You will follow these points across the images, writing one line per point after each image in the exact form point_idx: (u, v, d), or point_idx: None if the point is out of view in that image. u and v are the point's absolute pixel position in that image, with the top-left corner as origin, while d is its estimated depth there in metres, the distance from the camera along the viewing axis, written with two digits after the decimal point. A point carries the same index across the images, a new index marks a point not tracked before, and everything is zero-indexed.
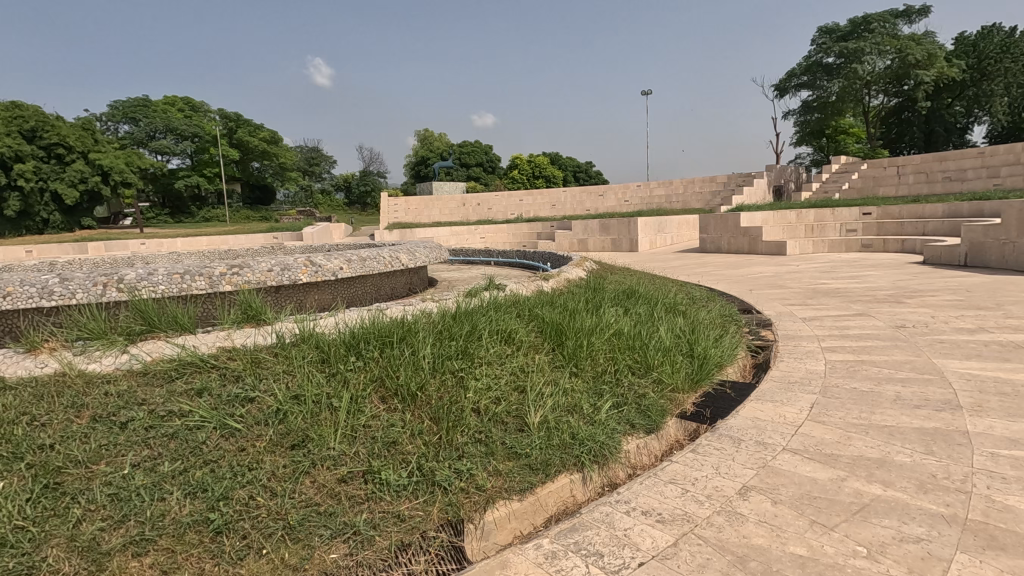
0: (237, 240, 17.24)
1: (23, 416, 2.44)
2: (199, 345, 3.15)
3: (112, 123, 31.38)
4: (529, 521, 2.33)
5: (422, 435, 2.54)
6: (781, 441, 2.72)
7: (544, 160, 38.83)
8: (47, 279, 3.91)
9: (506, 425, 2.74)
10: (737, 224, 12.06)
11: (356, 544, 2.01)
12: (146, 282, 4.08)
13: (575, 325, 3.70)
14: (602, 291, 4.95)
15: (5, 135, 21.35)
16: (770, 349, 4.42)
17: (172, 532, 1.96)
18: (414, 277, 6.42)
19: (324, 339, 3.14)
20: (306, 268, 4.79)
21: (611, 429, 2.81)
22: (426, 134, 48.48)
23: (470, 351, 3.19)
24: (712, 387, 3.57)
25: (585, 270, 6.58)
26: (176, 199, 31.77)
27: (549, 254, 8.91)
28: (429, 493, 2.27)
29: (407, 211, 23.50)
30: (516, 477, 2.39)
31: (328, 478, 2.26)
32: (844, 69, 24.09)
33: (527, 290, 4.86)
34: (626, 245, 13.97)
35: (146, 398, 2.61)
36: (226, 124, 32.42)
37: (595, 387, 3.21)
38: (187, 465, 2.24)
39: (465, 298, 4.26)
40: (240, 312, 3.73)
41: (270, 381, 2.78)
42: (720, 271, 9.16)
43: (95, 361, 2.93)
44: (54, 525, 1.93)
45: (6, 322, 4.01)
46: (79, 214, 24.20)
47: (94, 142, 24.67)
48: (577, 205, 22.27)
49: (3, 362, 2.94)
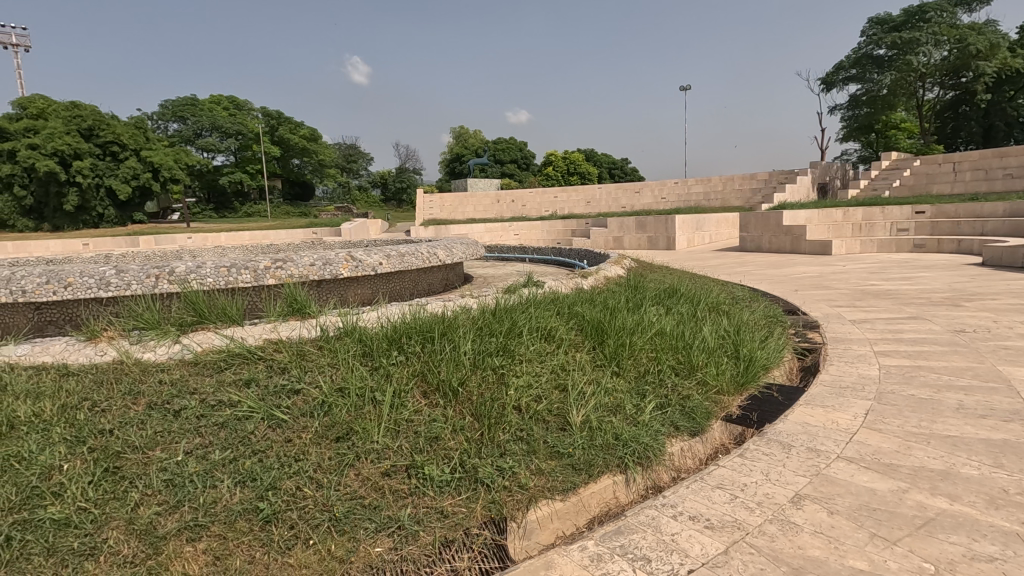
0: (278, 235, 17.71)
1: (84, 401, 2.54)
2: (247, 336, 3.22)
3: (161, 122, 32.66)
4: (572, 522, 2.30)
5: (464, 431, 2.53)
6: (834, 448, 2.61)
7: (578, 156, 38.54)
8: (105, 270, 4.08)
9: (548, 424, 2.70)
10: (780, 223, 11.71)
11: (400, 538, 2.02)
12: (195, 274, 4.19)
13: (616, 325, 3.62)
14: (643, 289, 4.84)
15: (64, 134, 22.42)
16: (818, 352, 4.25)
17: (223, 519, 2.01)
18: (450, 273, 6.45)
19: (366, 333, 3.16)
20: (346, 263, 4.82)
21: (655, 431, 2.74)
22: (462, 130, 48.72)
23: (510, 348, 3.17)
24: (758, 390, 3.45)
25: (623, 268, 6.46)
26: (221, 195, 32.76)
27: (585, 251, 8.81)
28: (472, 490, 2.26)
29: (441, 207, 23.57)
30: (559, 477, 2.37)
31: (371, 472, 2.27)
32: (896, 61, 23.16)
33: (566, 287, 4.81)
34: (663, 244, 13.72)
35: (197, 387, 2.69)
36: (268, 122, 33.43)
37: (638, 387, 3.15)
38: (237, 454, 2.29)
39: (504, 295, 4.23)
40: (285, 305, 3.79)
41: (315, 374, 2.82)
42: (762, 271, 8.92)
43: (149, 351, 3.03)
44: (113, 508, 2.00)
45: (69, 311, 4.20)
46: (131, 210, 25.20)
47: (145, 140, 25.88)
48: (613, 202, 22.03)
49: (65, 350, 3.06)
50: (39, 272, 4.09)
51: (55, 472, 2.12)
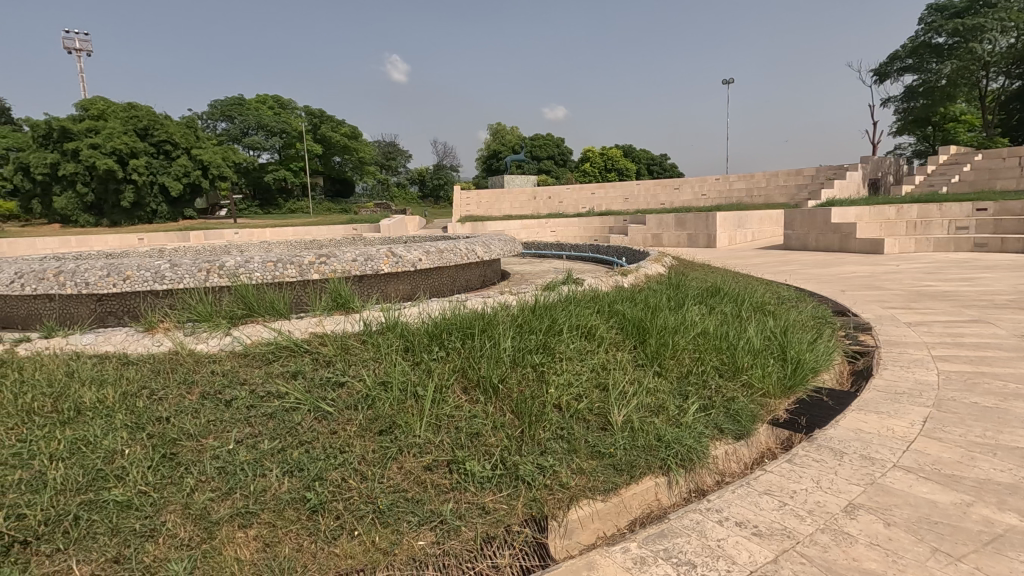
0: (320, 231, 18.16)
1: (143, 389, 2.66)
2: (293, 330, 3.30)
3: (210, 122, 33.89)
4: (612, 522, 2.28)
5: (505, 428, 2.53)
6: (891, 457, 2.49)
7: (616, 152, 38.05)
8: (160, 264, 4.24)
9: (588, 423, 2.68)
10: (828, 220, 11.29)
11: (443, 532, 2.04)
12: (244, 269, 4.32)
13: (657, 324, 3.55)
14: (685, 288, 4.75)
15: (121, 134, 23.53)
16: (870, 356, 4.07)
17: (273, 507, 2.07)
18: (488, 270, 6.46)
19: (408, 329, 3.20)
20: (387, 259, 4.91)
21: (698, 433, 2.68)
22: (500, 127, 48.82)
23: (550, 345, 3.15)
24: (806, 394, 3.33)
25: (664, 266, 6.35)
26: (266, 191, 33.80)
27: (624, 248, 8.70)
28: (513, 487, 2.26)
29: (478, 204, 23.66)
30: (600, 477, 2.34)
31: (414, 466, 2.30)
32: (957, 49, 22.06)
33: (605, 285, 4.75)
34: (703, 241, 13.44)
35: (247, 378, 2.78)
36: (311, 121, 34.28)
37: (680, 388, 3.09)
38: (285, 444, 2.36)
39: (543, 292, 4.21)
40: (330, 300, 3.87)
41: (359, 367, 2.87)
42: (808, 270, 8.63)
43: (202, 342, 3.15)
44: (171, 492, 2.09)
45: (128, 303, 4.40)
46: (182, 206, 26.31)
47: (195, 138, 26.96)
48: (651, 198, 21.68)
49: (125, 340, 3.21)
50: (100, 265, 4.29)
51: (117, 456, 2.23)
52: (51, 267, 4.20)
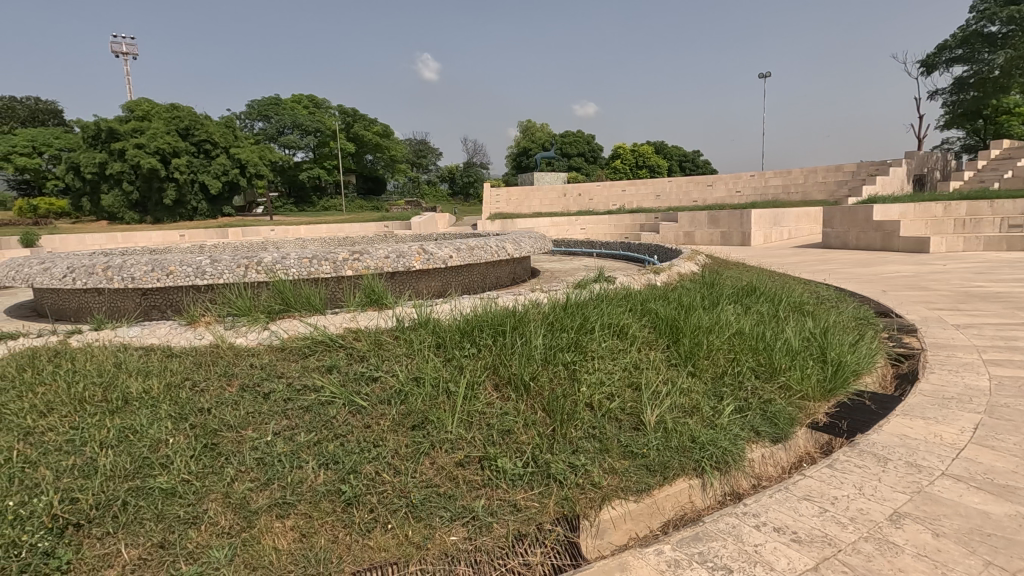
0: (352, 228, 18.47)
1: (186, 380, 2.76)
2: (329, 325, 3.36)
3: (248, 121, 34.79)
4: (645, 523, 2.26)
5: (536, 426, 2.52)
6: (939, 464, 2.39)
7: (648, 149, 37.54)
8: (201, 260, 4.38)
9: (621, 423, 2.65)
10: (869, 217, 10.90)
11: (474, 529, 2.05)
12: (281, 265, 4.42)
13: (691, 324, 3.49)
14: (718, 287, 4.65)
15: (165, 134, 24.35)
16: (915, 359, 3.91)
17: (309, 498, 2.11)
18: (518, 267, 6.45)
19: (439, 325, 3.22)
20: (418, 256, 4.94)
21: (733, 435, 2.62)
22: (530, 125, 48.70)
23: (582, 343, 3.13)
24: (847, 397, 3.22)
25: (697, 264, 6.23)
26: (301, 189, 34.59)
27: (656, 247, 8.57)
28: (545, 485, 2.25)
29: (508, 201, 23.66)
30: (633, 477, 2.32)
31: (446, 462, 2.32)
32: (1012, 38, 21.14)
33: (637, 284, 4.68)
34: (737, 239, 13.14)
35: (284, 371, 2.85)
36: (344, 120, 34.88)
37: (715, 388, 3.02)
38: (321, 437, 2.40)
39: (574, 290, 4.19)
40: (364, 296, 3.92)
41: (392, 363, 2.90)
42: (848, 269, 8.35)
43: (241, 335, 3.24)
44: (212, 481, 2.15)
45: (170, 297, 4.56)
46: (221, 203, 27.25)
47: (234, 138, 27.75)
48: (683, 195, 21.32)
49: (168, 333, 3.32)
50: (145, 261, 4.45)
51: (162, 445, 2.31)
52: (100, 262, 4.39)
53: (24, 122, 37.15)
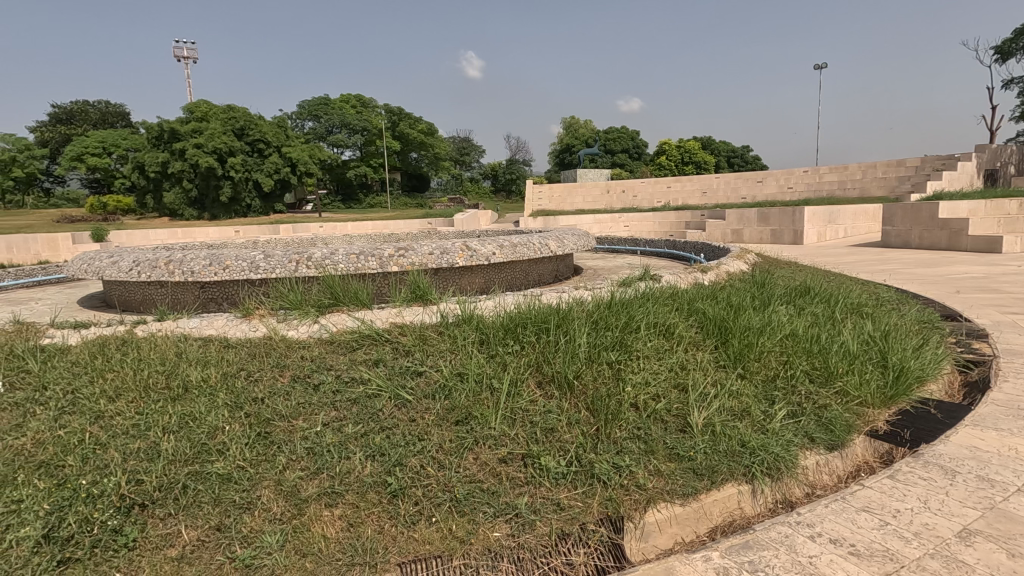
0: (397, 225, 18.81)
1: (241, 371, 2.86)
2: (375, 320, 3.42)
3: (299, 121, 35.92)
4: (691, 528, 2.21)
5: (579, 425, 2.50)
6: (1014, 480, 2.23)
7: (695, 144, 36.59)
8: (256, 256, 4.54)
9: (666, 424, 2.59)
10: (934, 215, 10.29)
11: (518, 526, 2.05)
12: (330, 260, 4.54)
13: (741, 324, 3.36)
14: (770, 287, 4.48)
15: (221, 134, 25.32)
16: (987, 367, 3.65)
17: (356, 489, 2.16)
18: (561, 264, 6.40)
19: (483, 322, 3.22)
20: (462, 252, 4.96)
21: (786, 441, 2.52)
22: (573, 121, 48.23)
23: (627, 342, 3.07)
24: (911, 404, 3.04)
25: (747, 263, 6.03)
26: (348, 187, 35.51)
27: (703, 244, 8.35)
28: (588, 485, 2.23)
29: (550, 198, 23.53)
30: (679, 480, 2.26)
31: (489, 457, 2.32)
32: None
33: (684, 283, 4.56)
34: (789, 237, 12.64)
35: (333, 364, 2.92)
36: (390, 118, 35.52)
37: (766, 392, 2.91)
38: (368, 429, 2.46)
39: (618, 288, 4.11)
40: (409, 292, 3.96)
41: (437, 358, 2.93)
42: (911, 269, 7.91)
43: (293, 328, 3.34)
44: (265, 468, 2.24)
45: (227, 290, 4.75)
46: (274, 201, 28.30)
47: (285, 137, 28.75)
48: (732, 191, 20.69)
49: (225, 324, 3.45)
50: (203, 255, 4.65)
51: (219, 432, 2.41)
52: (162, 256, 4.61)
53: (96, 125, 39.44)
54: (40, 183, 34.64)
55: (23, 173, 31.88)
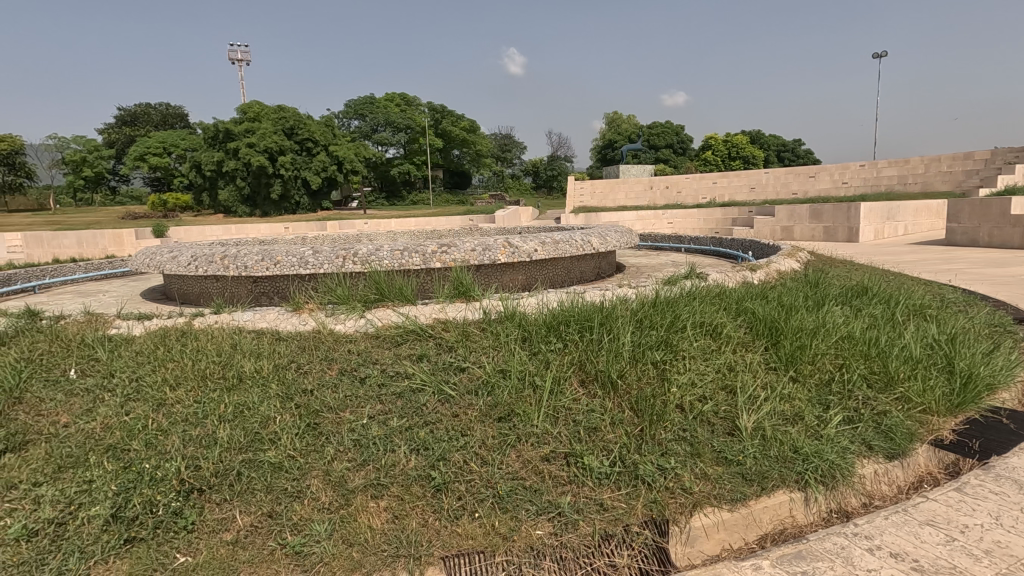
0: (440, 221, 19.03)
1: (292, 363, 2.95)
2: (419, 315, 3.46)
3: (345, 120, 36.81)
4: (739, 535, 2.14)
5: (623, 425, 2.46)
6: None
7: (743, 139, 35.43)
8: (305, 252, 4.68)
9: (713, 427, 2.52)
10: (1005, 212, 9.66)
11: (561, 525, 2.04)
12: (375, 257, 4.63)
13: (793, 325, 3.23)
14: (823, 287, 4.29)
15: (273, 134, 26.22)
16: None
17: (401, 482, 2.20)
18: (603, 262, 6.33)
19: (525, 319, 3.19)
20: (504, 249, 4.98)
21: (842, 449, 2.41)
22: (616, 117, 47.53)
23: (672, 342, 3.00)
24: (980, 413, 2.86)
25: (798, 261, 5.81)
26: (392, 184, 36.12)
27: (750, 242, 8.10)
28: (632, 486, 2.19)
29: (592, 194, 23.26)
30: (726, 485, 2.21)
31: (532, 455, 2.32)
32: None
33: (731, 281, 4.42)
34: (843, 235, 12.08)
35: (378, 358, 2.97)
36: (434, 116, 35.95)
37: (820, 396, 2.79)
38: (412, 423, 2.49)
39: (663, 287, 4.01)
40: (452, 289, 3.98)
41: (480, 355, 2.94)
42: (979, 269, 7.45)
43: (340, 323, 3.42)
44: (314, 459, 2.30)
45: (278, 285, 4.91)
46: (321, 198, 29.13)
47: (332, 136, 29.54)
48: (781, 187, 19.97)
49: (277, 318, 3.57)
50: (256, 251, 4.82)
51: (271, 422, 2.50)
52: (218, 252, 4.82)
53: (157, 126, 41.50)
54: (108, 183, 36.79)
55: (93, 173, 33.90)
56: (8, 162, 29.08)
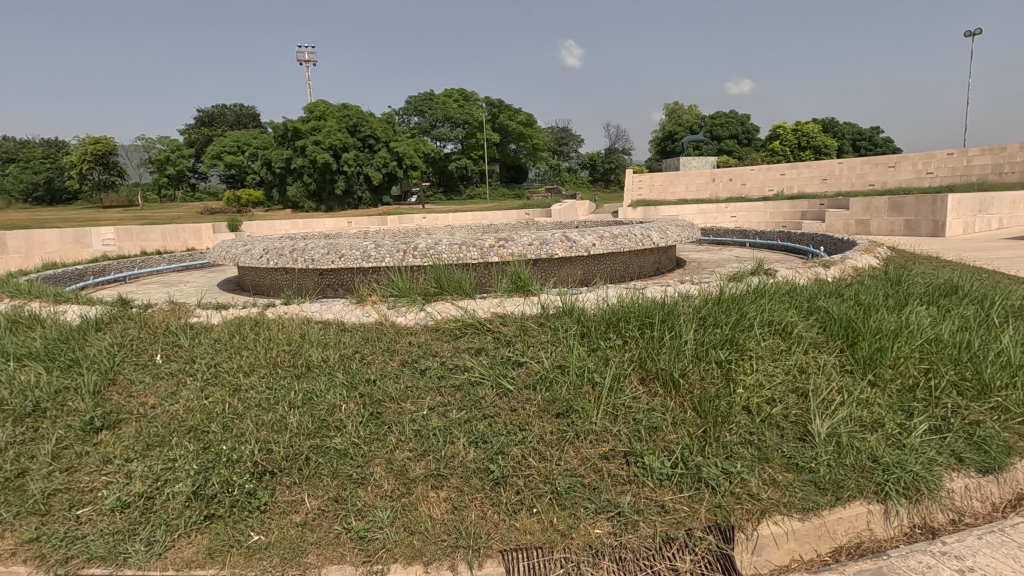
0: (496, 215, 19.14)
1: (356, 353, 3.04)
2: (477, 309, 3.47)
3: (404, 116, 37.63)
4: (811, 546, 2.04)
5: (685, 425, 2.39)
6: None
7: (814, 128, 33.53)
8: (368, 246, 4.81)
9: (782, 431, 2.40)
10: None
11: (620, 525, 2.01)
12: (434, 250, 4.72)
13: (873, 325, 3.01)
14: (906, 285, 3.99)
15: (337, 132, 27.22)
16: None
17: (461, 474, 2.23)
18: (662, 257, 6.15)
19: (584, 314, 3.15)
20: (561, 243, 4.93)
21: (927, 460, 2.25)
22: (676, 107, 46.06)
23: (738, 340, 2.86)
24: None
25: (877, 257, 5.46)
26: (449, 179, 36.63)
27: (822, 236, 7.67)
28: (695, 489, 2.13)
29: (651, 187, 22.64)
30: (798, 493, 2.10)
31: (591, 454, 2.29)
32: None
33: (803, 278, 4.19)
34: (927, 229, 11.22)
35: (438, 351, 3.02)
36: (491, 111, 36.14)
37: (902, 403, 2.60)
38: (471, 416, 2.51)
39: (728, 284, 3.84)
40: (510, 283, 3.98)
41: (538, 350, 2.92)
42: None
43: (402, 315, 3.49)
44: (377, 447, 2.37)
45: (343, 278, 5.07)
46: (382, 193, 29.97)
47: (393, 133, 30.28)
48: (857, 177, 18.79)
49: (342, 310, 3.68)
50: (321, 245, 5.00)
51: (336, 410, 2.59)
52: (287, 245, 5.03)
53: (232, 125, 43.92)
54: (189, 180, 39.30)
55: (175, 171, 36.28)
56: (102, 162, 31.55)
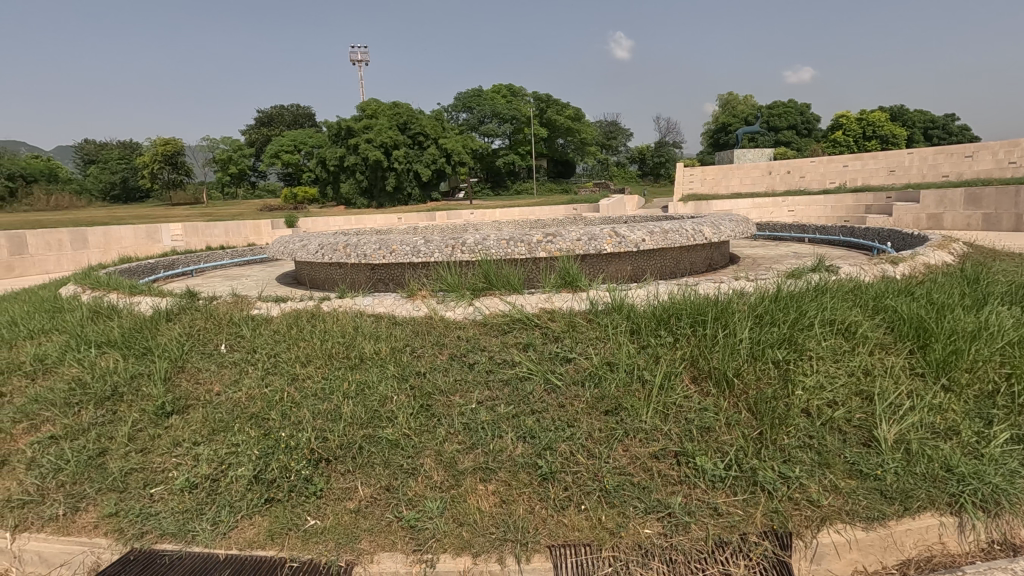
0: (544, 211, 19.10)
1: (406, 346, 3.10)
2: (525, 304, 3.46)
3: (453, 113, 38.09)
4: (875, 557, 1.94)
5: (741, 427, 2.31)
6: None
7: (881, 116, 31.62)
8: (418, 242, 4.90)
9: (845, 436, 2.29)
10: None
11: (671, 526, 1.97)
12: (482, 246, 4.74)
13: (947, 325, 2.81)
14: (984, 284, 3.70)
15: (388, 129, 27.84)
16: None
17: (510, 468, 2.24)
18: (715, 253, 5.95)
19: (634, 311, 3.09)
20: (610, 239, 4.85)
21: (1008, 472, 2.10)
22: (731, 98, 44.59)
23: (797, 340, 2.74)
24: None
25: (952, 254, 5.10)
26: (497, 175, 36.85)
27: (890, 231, 7.25)
28: (750, 492, 2.06)
29: (703, 181, 21.98)
30: (862, 500, 2.01)
31: (641, 452, 2.25)
32: None
33: (868, 276, 3.97)
34: (1009, 223, 10.40)
35: (485, 346, 3.04)
36: (540, 106, 36.04)
37: (979, 410, 2.42)
38: (519, 411, 2.52)
39: (787, 281, 3.68)
40: (559, 278, 3.96)
41: (586, 346, 2.89)
42: None
43: (450, 309, 3.52)
44: (427, 439, 2.41)
45: (394, 273, 5.19)
46: (432, 190, 30.44)
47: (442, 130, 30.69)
48: (928, 168, 17.63)
49: (392, 303, 3.75)
50: (373, 241, 5.12)
51: (388, 401, 2.65)
52: (341, 241, 5.18)
53: (289, 125, 45.63)
54: (250, 179, 41.13)
55: (237, 170, 38.12)
56: (171, 162, 33.54)
